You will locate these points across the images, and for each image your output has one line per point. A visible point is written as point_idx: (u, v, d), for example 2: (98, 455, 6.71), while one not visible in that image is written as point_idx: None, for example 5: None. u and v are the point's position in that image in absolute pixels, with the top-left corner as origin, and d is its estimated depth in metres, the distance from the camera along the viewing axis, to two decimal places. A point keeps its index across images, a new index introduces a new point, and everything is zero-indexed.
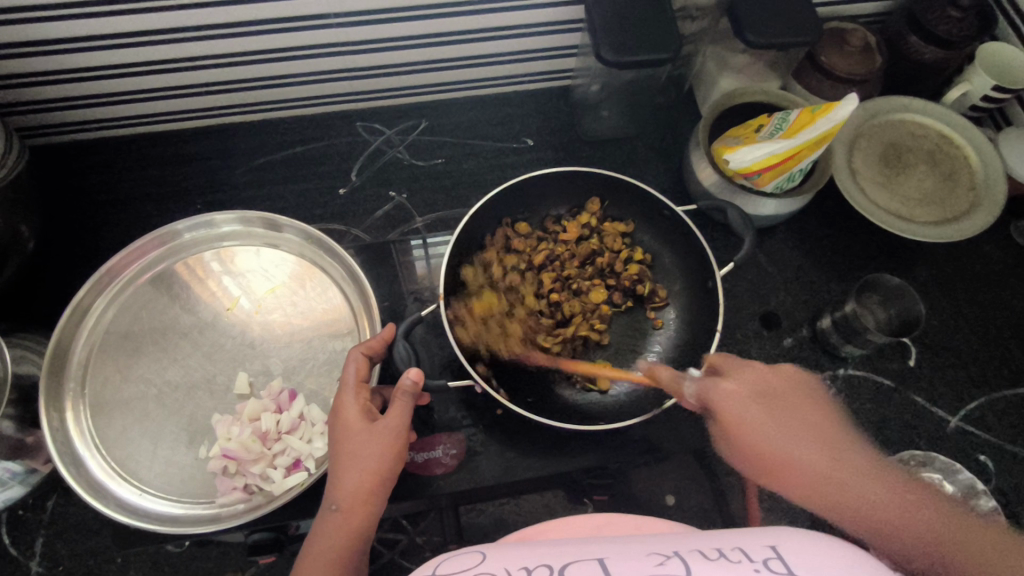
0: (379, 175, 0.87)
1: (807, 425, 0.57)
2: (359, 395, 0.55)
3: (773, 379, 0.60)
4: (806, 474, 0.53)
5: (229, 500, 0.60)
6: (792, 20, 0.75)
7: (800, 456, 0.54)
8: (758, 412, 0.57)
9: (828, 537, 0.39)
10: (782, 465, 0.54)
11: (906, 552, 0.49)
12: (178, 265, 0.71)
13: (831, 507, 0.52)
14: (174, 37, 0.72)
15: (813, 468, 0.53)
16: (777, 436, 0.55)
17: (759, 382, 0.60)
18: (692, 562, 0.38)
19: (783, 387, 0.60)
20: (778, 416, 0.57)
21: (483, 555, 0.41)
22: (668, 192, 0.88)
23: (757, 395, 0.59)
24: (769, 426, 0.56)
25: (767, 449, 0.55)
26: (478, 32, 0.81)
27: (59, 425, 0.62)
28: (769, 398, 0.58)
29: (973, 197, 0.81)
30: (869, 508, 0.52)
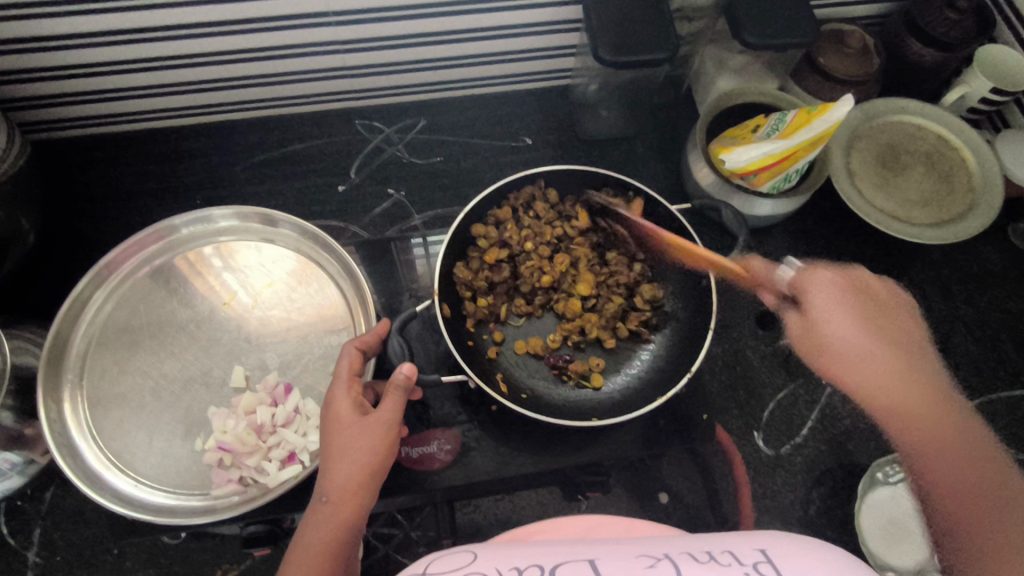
0: (378, 173, 0.88)
1: (900, 349, 0.61)
2: (352, 388, 0.56)
3: (861, 281, 0.66)
4: (866, 365, 0.60)
5: (224, 492, 0.60)
6: (789, 21, 0.75)
7: (875, 355, 0.60)
8: (859, 333, 0.61)
9: (818, 543, 0.40)
10: (852, 359, 0.61)
11: (965, 508, 0.55)
12: (176, 259, 0.71)
13: (893, 415, 0.60)
14: (174, 34, 0.73)
15: (886, 368, 0.60)
16: (854, 336, 0.61)
17: (848, 300, 0.63)
18: (682, 564, 0.38)
19: (879, 300, 0.65)
20: (876, 315, 0.63)
21: (475, 554, 0.42)
22: (665, 192, 0.89)
23: (845, 291, 0.64)
24: (846, 325, 0.61)
25: (839, 344, 0.61)
26: (475, 31, 0.81)
27: (57, 416, 0.62)
28: (854, 294, 0.64)
29: (970, 200, 0.81)
30: (922, 427, 0.58)
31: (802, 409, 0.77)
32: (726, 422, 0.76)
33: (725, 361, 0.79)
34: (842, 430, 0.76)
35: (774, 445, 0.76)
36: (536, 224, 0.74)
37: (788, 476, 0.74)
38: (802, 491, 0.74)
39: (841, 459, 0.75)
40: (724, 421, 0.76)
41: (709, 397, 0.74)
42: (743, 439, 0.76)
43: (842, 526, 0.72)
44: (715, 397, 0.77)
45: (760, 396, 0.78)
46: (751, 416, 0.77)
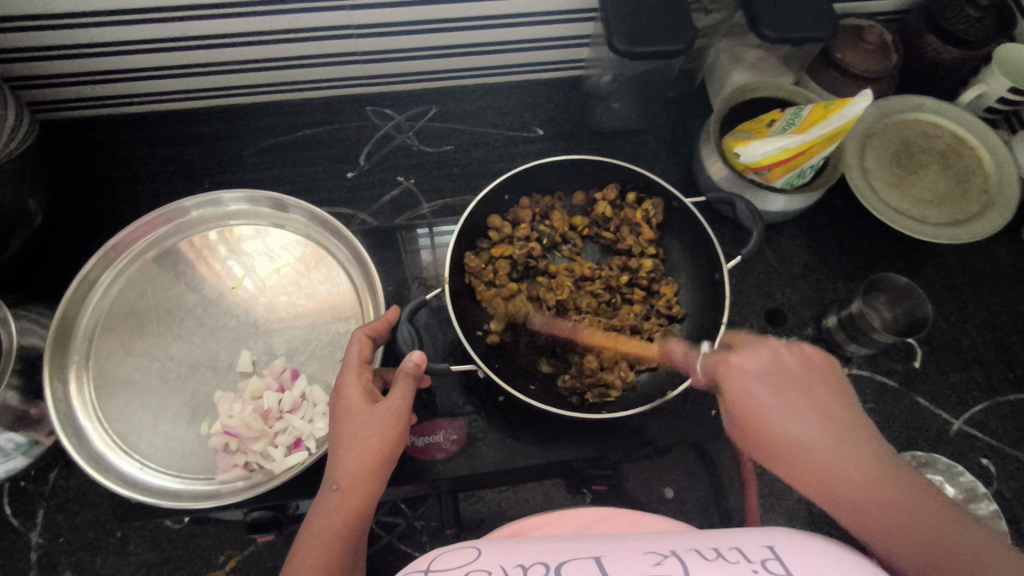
0: (387, 160, 0.87)
1: (846, 436, 0.50)
2: (361, 375, 0.55)
3: (791, 361, 0.56)
4: (816, 465, 0.49)
5: (230, 476, 0.60)
6: (807, 14, 0.74)
7: (818, 447, 0.49)
8: (804, 424, 0.51)
9: (826, 543, 0.39)
10: (800, 459, 0.49)
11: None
12: (184, 242, 0.71)
13: (846, 505, 0.47)
14: (184, 15, 0.72)
15: (828, 462, 0.48)
16: (794, 425, 0.51)
17: (769, 377, 0.54)
18: (689, 561, 0.37)
19: (816, 379, 0.54)
20: (814, 396, 0.53)
21: (479, 551, 0.41)
22: (676, 185, 0.88)
23: (771, 369, 0.55)
24: (785, 414, 0.52)
25: (783, 439, 0.51)
26: (489, 18, 0.80)
27: (62, 395, 0.62)
28: (785, 376, 0.54)
29: (986, 200, 0.80)
30: (870, 515, 0.46)
31: None
32: None
33: None
34: None
35: None
36: (553, 215, 0.73)
37: None
38: None
39: None
40: None
41: None
42: None
43: (848, 525, 0.71)
44: None
45: None
46: None
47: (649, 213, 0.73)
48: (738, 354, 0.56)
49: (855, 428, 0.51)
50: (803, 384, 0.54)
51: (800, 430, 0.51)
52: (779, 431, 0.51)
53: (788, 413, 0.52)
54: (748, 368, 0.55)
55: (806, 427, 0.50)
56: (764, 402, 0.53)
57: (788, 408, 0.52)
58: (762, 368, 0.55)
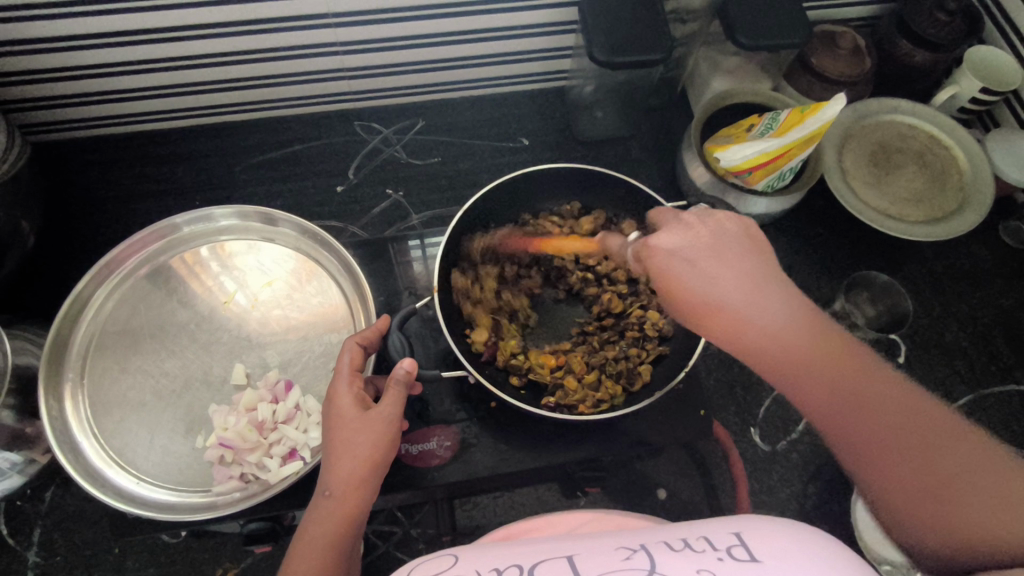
0: (376, 174, 0.88)
1: (805, 307, 0.48)
2: (353, 384, 0.56)
3: (736, 231, 0.52)
4: (778, 342, 0.46)
5: (225, 488, 0.61)
6: (781, 22, 0.76)
7: (766, 321, 0.47)
8: (770, 302, 0.48)
9: (792, 524, 0.40)
10: (734, 327, 0.48)
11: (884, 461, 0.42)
12: (176, 259, 0.72)
13: (844, 402, 0.44)
14: (172, 36, 0.73)
15: (790, 337, 0.46)
16: (771, 305, 0.48)
17: (709, 238, 0.51)
18: (657, 554, 0.39)
19: (731, 248, 0.50)
20: (723, 264, 0.50)
21: (456, 558, 0.43)
22: (661, 191, 0.89)
23: (743, 237, 0.52)
24: (702, 270, 0.50)
25: (701, 296, 0.49)
26: (471, 33, 0.82)
27: (58, 413, 0.63)
28: (709, 250, 0.51)
29: (962, 197, 0.82)
30: (836, 415, 0.44)
31: (798, 404, 0.78)
32: (724, 418, 0.77)
33: (722, 358, 0.80)
34: None
35: (771, 441, 0.76)
36: (545, 226, 0.76)
37: (784, 471, 0.75)
38: (799, 487, 0.74)
39: (838, 455, 0.76)
40: (721, 417, 0.77)
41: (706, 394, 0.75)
42: (739, 435, 0.76)
43: (838, 520, 0.72)
44: (712, 393, 0.78)
45: (756, 392, 0.78)
46: (748, 412, 0.77)
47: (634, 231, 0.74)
48: (663, 232, 0.53)
49: (770, 283, 0.49)
50: (718, 255, 0.50)
51: (762, 319, 0.47)
52: (701, 302, 0.49)
53: (773, 305, 0.48)
54: (675, 236, 0.52)
55: (729, 295, 0.48)
56: (688, 275, 0.50)
57: (727, 314, 0.48)
58: (672, 246, 0.52)
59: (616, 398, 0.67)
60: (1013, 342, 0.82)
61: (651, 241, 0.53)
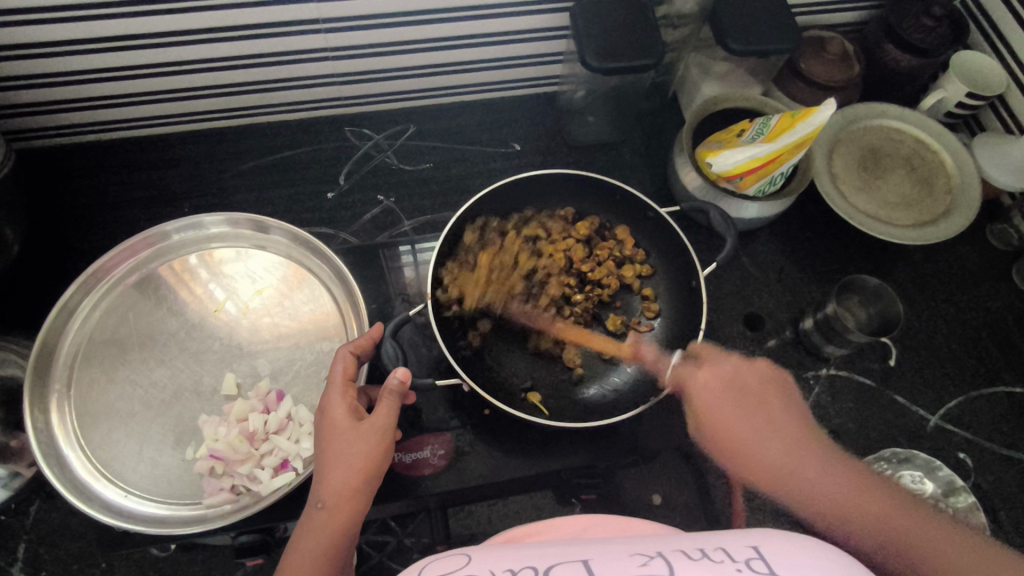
0: (367, 179, 0.88)
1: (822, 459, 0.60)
2: (346, 393, 0.56)
3: (751, 379, 0.65)
4: (760, 464, 0.59)
5: (217, 501, 0.59)
6: (771, 27, 0.77)
7: (756, 446, 0.60)
8: (772, 445, 0.60)
9: (809, 539, 0.40)
10: (778, 471, 0.59)
11: (943, 554, 0.51)
12: (164, 267, 0.71)
13: (854, 517, 0.56)
14: (161, 41, 0.73)
15: (850, 496, 0.57)
16: (762, 453, 0.60)
17: (728, 386, 0.64)
18: (675, 561, 0.38)
19: (770, 395, 0.65)
20: (771, 417, 0.63)
21: (469, 557, 0.42)
22: (652, 196, 0.89)
23: (729, 387, 0.64)
24: (744, 429, 0.62)
25: (756, 467, 0.60)
26: (462, 38, 0.82)
27: (43, 426, 0.61)
28: (740, 389, 0.64)
29: (950, 201, 0.83)
30: (822, 496, 0.57)
31: None
32: None
33: None
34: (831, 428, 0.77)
35: None
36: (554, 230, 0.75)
37: None
38: None
39: None
40: None
41: None
42: None
43: None
44: None
45: None
46: None
47: (628, 239, 0.76)
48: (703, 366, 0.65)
49: (788, 437, 0.61)
50: (736, 410, 0.63)
51: (806, 484, 0.58)
52: (753, 450, 0.60)
53: (758, 448, 0.60)
54: (715, 373, 0.65)
55: (779, 466, 0.59)
56: (737, 423, 0.62)
57: (762, 445, 0.60)
58: (718, 384, 0.64)
59: (586, 415, 0.67)
60: (1003, 345, 0.83)
61: (686, 375, 0.65)
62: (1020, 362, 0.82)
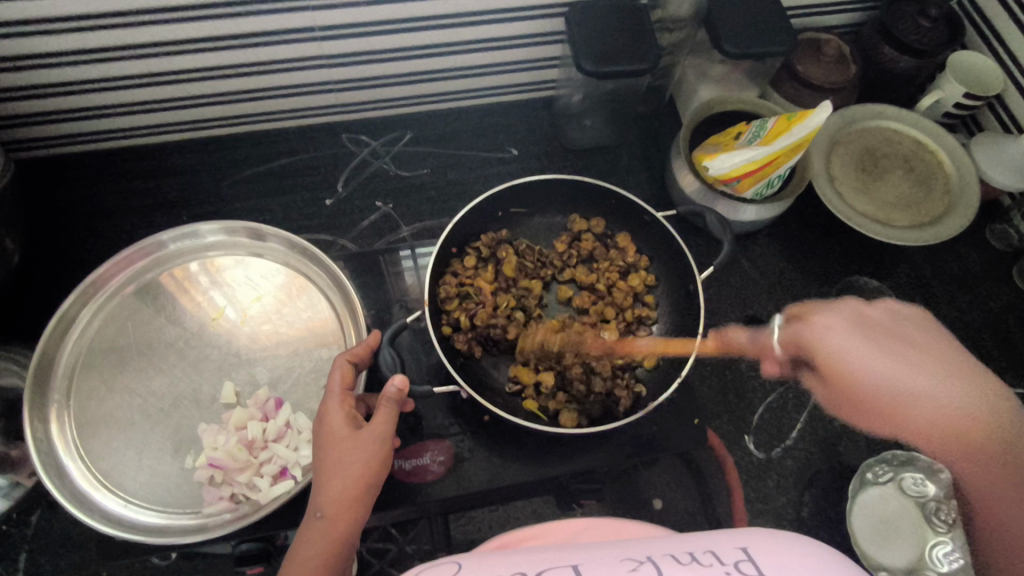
0: (365, 186, 0.88)
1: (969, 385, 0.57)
2: (344, 401, 0.56)
3: (875, 315, 0.65)
4: (942, 417, 0.56)
5: (215, 509, 0.60)
6: (766, 30, 0.77)
7: (913, 388, 0.57)
8: (894, 360, 0.59)
9: (801, 540, 0.40)
10: (906, 403, 0.58)
11: (998, 505, 0.55)
12: (163, 276, 0.71)
13: (973, 448, 0.55)
14: (158, 51, 0.73)
15: (973, 417, 0.55)
16: (911, 374, 0.58)
17: (862, 329, 0.62)
18: (664, 566, 0.39)
19: (901, 327, 0.63)
20: (908, 345, 0.61)
21: (459, 565, 0.42)
22: (650, 199, 0.89)
23: (857, 325, 0.63)
24: (865, 351, 0.60)
25: (886, 392, 0.59)
26: (457, 44, 0.82)
27: (43, 435, 0.62)
28: (875, 325, 0.63)
29: (948, 201, 0.83)
30: (979, 453, 0.55)
31: (792, 411, 0.78)
32: (717, 426, 0.77)
33: (714, 365, 0.80)
34: (832, 431, 0.77)
35: (765, 448, 0.76)
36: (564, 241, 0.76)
37: (780, 478, 0.75)
38: (795, 494, 0.74)
39: (833, 460, 0.76)
40: (715, 425, 0.77)
41: (700, 402, 0.75)
42: (733, 443, 0.76)
43: (835, 526, 0.72)
44: (706, 401, 0.78)
45: (750, 399, 0.78)
46: (742, 420, 0.77)
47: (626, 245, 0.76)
48: (816, 322, 0.66)
49: (922, 358, 0.59)
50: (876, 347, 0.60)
51: (911, 388, 0.58)
52: (856, 371, 0.61)
53: (872, 361, 0.60)
54: (829, 326, 0.64)
55: (897, 375, 0.58)
56: (849, 355, 0.61)
57: (873, 355, 0.60)
58: (849, 325, 0.63)
59: (581, 422, 0.66)
60: (1003, 345, 0.82)
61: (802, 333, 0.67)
62: (1020, 363, 0.81)
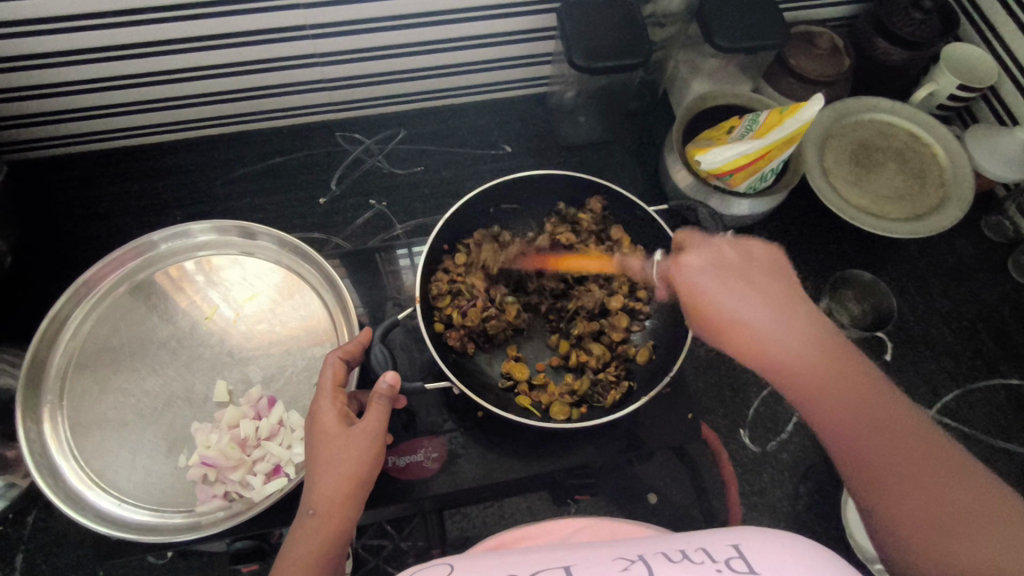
0: (358, 184, 0.88)
1: (801, 327, 0.54)
2: (336, 399, 0.56)
3: (734, 258, 0.59)
4: (780, 358, 0.53)
5: (209, 508, 0.60)
6: (758, 23, 0.76)
7: (752, 324, 0.54)
8: (743, 299, 0.56)
9: (792, 537, 0.40)
10: (742, 336, 0.55)
11: (902, 493, 0.46)
12: (156, 276, 0.71)
13: (830, 409, 0.50)
14: (148, 51, 0.73)
15: (794, 359, 0.52)
16: (744, 309, 0.55)
17: (721, 270, 0.58)
18: (655, 565, 0.39)
19: (757, 267, 0.58)
20: (753, 284, 0.57)
21: (451, 567, 0.42)
22: (644, 194, 0.89)
23: (716, 266, 0.58)
24: (738, 301, 0.56)
25: (728, 315, 0.56)
26: (450, 41, 0.82)
27: (36, 436, 0.62)
28: (729, 269, 0.58)
29: (942, 194, 0.83)
30: (862, 415, 0.50)
31: (786, 405, 0.78)
32: (712, 420, 0.77)
33: (709, 359, 0.80)
34: None
35: (760, 442, 0.76)
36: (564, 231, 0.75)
37: (775, 471, 0.75)
38: (790, 488, 0.74)
39: (828, 454, 0.76)
40: (710, 419, 0.77)
41: (694, 397, 0.75)
42: (728, 437, 0.76)
43: (830, 520, 0.72)
44: (700, 396, 0.78)
45: (745, 393, 0.78)
46: (736, 414, 0.77)
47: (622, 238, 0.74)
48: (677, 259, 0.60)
49: (753, 294, 0.56)
50: (740, 280, 0.57)
51: (762, 328, 0.54)
52: (734, 327, 0.55)
53: (730, 302, 0.56)
54: (695, 265, 0.59)
55: (764, 322, 0.54)
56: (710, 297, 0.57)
57: (726, 297, 0.56)
58: (704, 266, 0.58)
59: (576, 415, 0.66)
60: (999, 338, 0.82)
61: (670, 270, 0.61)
62: (1016, 355, 0.81)
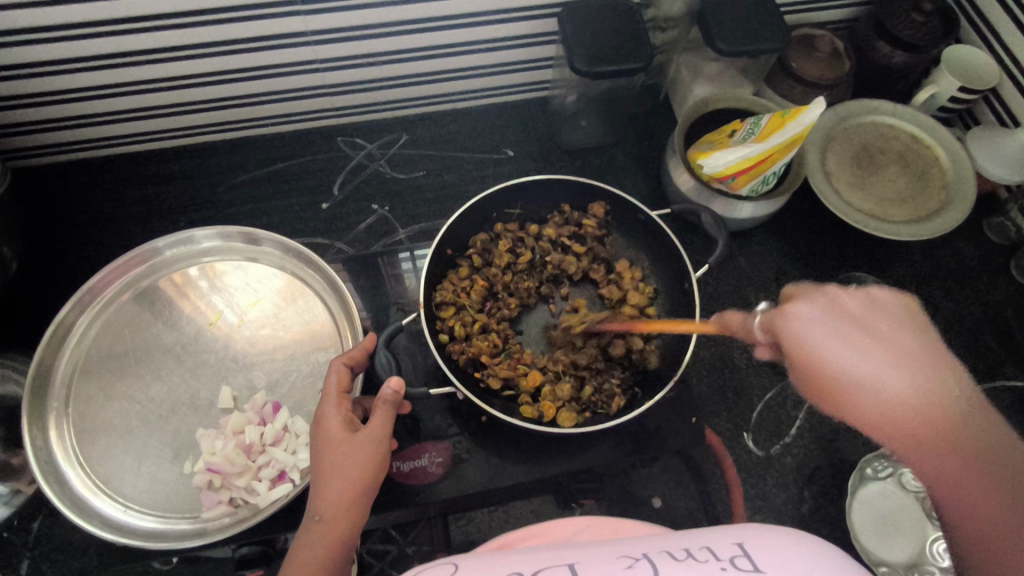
0: (360, 189, 0.88)
1: (930, 370, 0.51)
2: (341, 405, 0.56)
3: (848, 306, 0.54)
4: (905, 415, 0.49)
5: (215, 513, 0.60)
6: (760, 27, 0.77)
7: (891, 388, 0.49)
8: (864, 356, 0.51)
9: (796, 535, 0.40)
10: (876, 405, 0.49)
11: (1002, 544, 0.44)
12: (160, 282, 0.71)
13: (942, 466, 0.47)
14: (150, 58, 0.73)
15: (917, 412, 0.48)
16: (860, 362, 0.51)
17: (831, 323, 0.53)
18: (659, 562, 0.39)
19: (889, 320, 0.53)
20: (881, 336, 0.52)
21: (456, 566, 0.42)
22: (646, 198, 0.89)
23: (832, 317, 0.54)
24: (840, 351, 0.52)
25: (843, 373, 0.51)
26: (453, 46, 0.82)
27: (42, 443, 0.62)
28: (850, 320, 0.53)
29: (945, 196, 0.83)
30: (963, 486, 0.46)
31: (790, 408, 0.78)
32: (717, 424, 0.77)
33: (712, 363, 0.80)
34: (831, 426, 0.77)
35: (764, 445, 0.76)
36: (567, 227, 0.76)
37: (779, 474, 0.75)
38: (795, 491, 0.74)
39: (832, 457, 0.76)
40: (714, 423, 0.77)
41: (697, 400, 0.75)
42: (731, 440, 0.76)
43: (835, 522, 0.72)
44: (704, 399, 0.78)
45: (749, 396, 0.78)
46: (740, 417, 0.77)
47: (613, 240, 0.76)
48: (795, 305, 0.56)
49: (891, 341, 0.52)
50: (856, 327, 0.53)
51: (883, 384, 0.50)
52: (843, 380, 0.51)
53: (855, 358, 0.51)
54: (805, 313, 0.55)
55: (880, 371, 0.50)
56: (820, 353, 0.53)
57: (853, 351, 0.51)
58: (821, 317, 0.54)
59: (582, 419, 0.66)
60: (1002, 339, 0.82)
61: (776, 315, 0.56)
62: (1020, 356, 0.81)
